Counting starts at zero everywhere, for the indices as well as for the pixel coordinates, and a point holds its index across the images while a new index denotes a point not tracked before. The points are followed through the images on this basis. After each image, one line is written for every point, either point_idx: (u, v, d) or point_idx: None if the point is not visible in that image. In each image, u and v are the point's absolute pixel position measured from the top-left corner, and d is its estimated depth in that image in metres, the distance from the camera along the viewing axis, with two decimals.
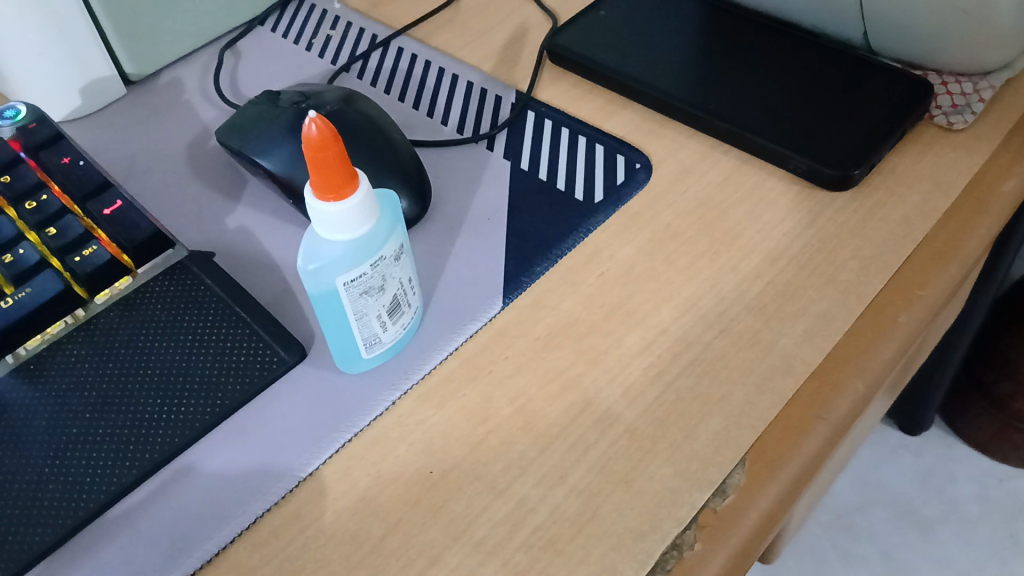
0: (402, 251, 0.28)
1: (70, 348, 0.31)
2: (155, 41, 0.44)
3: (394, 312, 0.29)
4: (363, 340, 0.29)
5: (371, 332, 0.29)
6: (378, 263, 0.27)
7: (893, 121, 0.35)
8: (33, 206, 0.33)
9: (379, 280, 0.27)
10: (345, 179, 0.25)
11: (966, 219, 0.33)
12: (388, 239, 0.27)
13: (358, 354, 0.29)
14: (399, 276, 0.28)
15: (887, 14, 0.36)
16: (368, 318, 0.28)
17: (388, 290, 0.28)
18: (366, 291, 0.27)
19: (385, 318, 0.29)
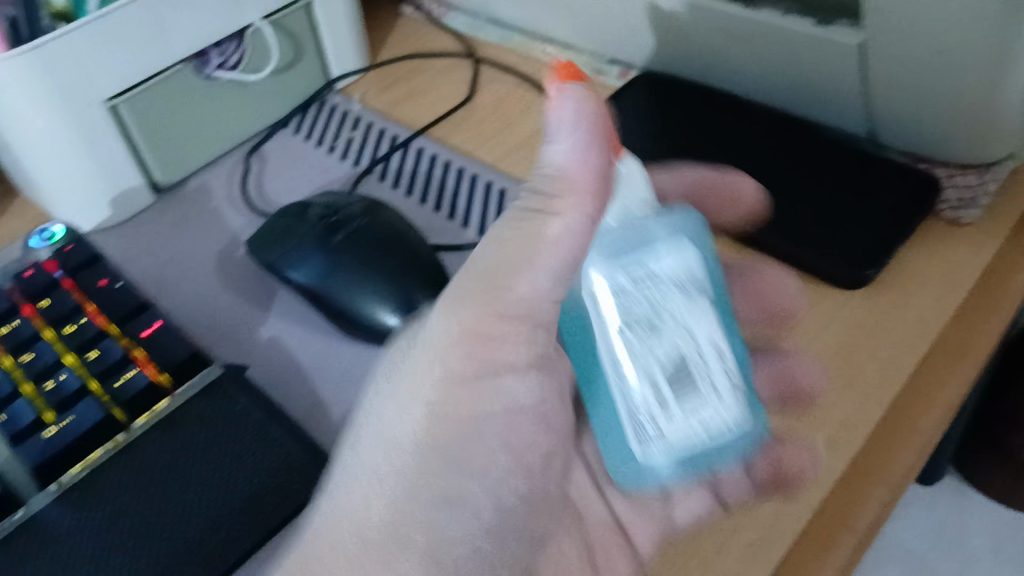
0: (675, 291, 0.25)
1: (112, 474, 0.32)
2: (179, 148, 0.45)
3: (674, 378, 0.25)
4: (665, 437, 0.26)
5: (643, 426, 0.26)
6: (647, 278, 0.25)
7: (903, 219, 0.36)
8: (72, 329, 0.34)
9: (635, 306, 0.25)
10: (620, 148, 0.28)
11: (978, 319, 0.34)
12: (637, 249, 0.26)
13: (635, 450, 0.27)
14: (628, 336, 0.25)
15: (895, 119, 0.37)
16: (630, 398, 0.26)
17: (637, 347, 0.25)
18: (646, 360, 0.25)
19: (662, 397, 0.25)
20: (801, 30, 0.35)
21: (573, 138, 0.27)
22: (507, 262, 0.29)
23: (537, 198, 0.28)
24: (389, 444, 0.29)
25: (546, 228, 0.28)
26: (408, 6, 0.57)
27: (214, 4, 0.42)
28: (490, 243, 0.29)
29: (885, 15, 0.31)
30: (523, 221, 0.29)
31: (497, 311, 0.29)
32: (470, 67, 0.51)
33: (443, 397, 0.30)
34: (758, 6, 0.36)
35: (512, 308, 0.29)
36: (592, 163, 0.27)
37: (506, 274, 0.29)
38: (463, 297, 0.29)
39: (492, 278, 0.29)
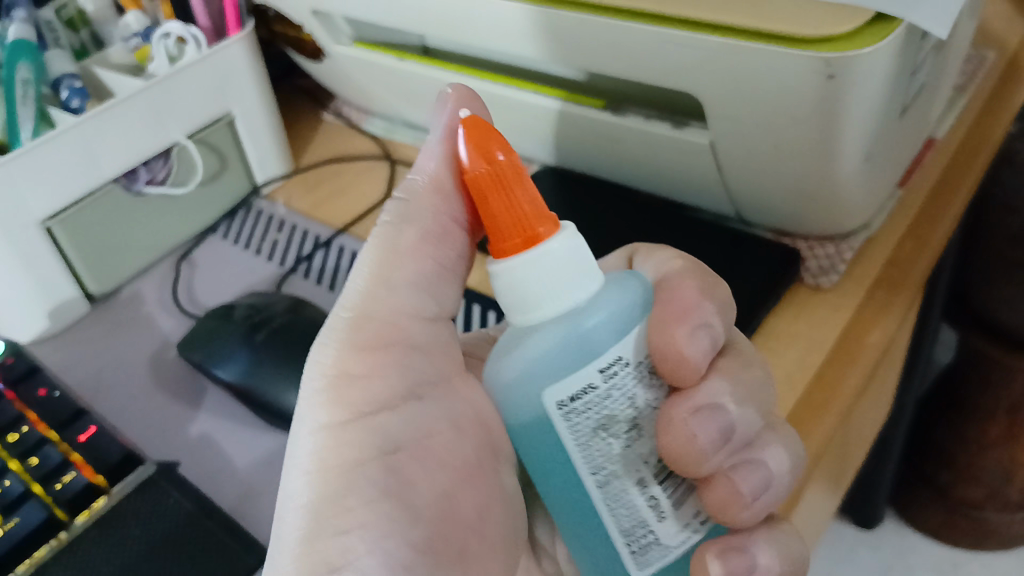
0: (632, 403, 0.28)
1: (55, 572, 0.34)
2: (113, 259, 0.48)
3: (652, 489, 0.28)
4: (660, 548, 0.29)
5: (647, 542, 0.28)
6: (618, 377, 0.27)
7: (767, 288, 0.41)
8: (15, 437, 0.37)
9: (610, 413, 0.27)
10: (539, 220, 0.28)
11: (838, 373, 0.38)
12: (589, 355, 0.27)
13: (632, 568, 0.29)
14: (609, 451, 0.27)
15: (755, 204, 0.42)
16: (626, 513, 0.28)
17: (622, 455, 0.28)
18: (637, 469, 0.28)
19: (655, 508, 0.28)
20: (660, 132, 0.40)
21: (437, 140, 0.32)
22: (368, 295, 0.31)
23: (399, 214, 0.32)
24: (283, 516, 0.28)
25: (403, 240, 0.31)
26: (329, 114, 0.61)
27: (140, 127, 0.46)
28: (355, 291, 0.31)
29: (722, 119, 0.37)
30: (394, 247, 0.31)
31: (366, 344, 0.30)
32: (386, 167, 0.56)
33: (327, 446, 0.29)
34: (623, 112, 0.42)
35: (386, 330, 0.30)
36: (451, 158, 0.32)
37: (369, 305, 0.31)
38: (341, 339, 0.30)
39: (358, 339, 0.30)
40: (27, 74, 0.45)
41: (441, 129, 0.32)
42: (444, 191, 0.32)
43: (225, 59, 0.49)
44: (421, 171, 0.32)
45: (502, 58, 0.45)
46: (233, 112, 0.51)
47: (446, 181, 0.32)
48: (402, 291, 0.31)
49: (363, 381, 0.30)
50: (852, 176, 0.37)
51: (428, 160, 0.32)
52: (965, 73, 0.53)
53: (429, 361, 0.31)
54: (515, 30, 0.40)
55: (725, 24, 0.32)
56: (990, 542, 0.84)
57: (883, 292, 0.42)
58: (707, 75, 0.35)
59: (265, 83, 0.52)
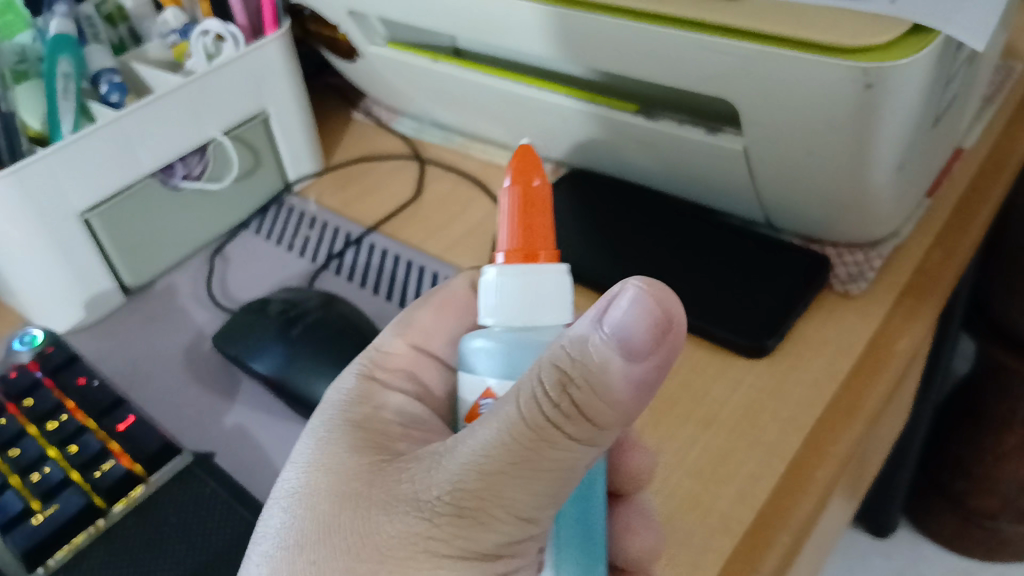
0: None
1: (94, 558, 0.35)
2: (148, 253, 0.49)
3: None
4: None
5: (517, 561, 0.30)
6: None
7: (798, 293, 0.41)
8: (54, 425, 0.38)
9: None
10: (548, 249, 0.29)
11: (866, 379, 0.38)
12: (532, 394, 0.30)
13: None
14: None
15: (786, 210, 0.42)
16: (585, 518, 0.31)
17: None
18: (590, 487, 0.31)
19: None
20: (694, 137, 0.41)
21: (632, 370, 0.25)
22: (519, 464, 0.25)
23: (563, 408, 0.25)
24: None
25: (556, 451, 0.25)
26: (359, 114, 0.62)
27: (178, 124, 0.47)
28: (497, 433, 0.25)
29: (757, 126, 0.37)
30: (545, 432, 0.25)
31: (497, 535, 0.26)
32: (416, 167, 0.56)
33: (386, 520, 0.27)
34: (656, 116, 0.42)
35: (512, 531, 0.26)
36: (629, 401, 0.26)
37: (513, 484, 0.26)
38: (467, 495, 0.26)
39: (485, 501, 0.26)
40: (68, 68, 0.46)
41: (637, 334, 0.25)
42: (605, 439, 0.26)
43: (262, 58, 0.50)
44: (583, 355, 0.25)
45: (536, 61, 0.45)
46: (268, 110, 0.52)
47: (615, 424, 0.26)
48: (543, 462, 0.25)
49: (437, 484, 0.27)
50: (884, 185, 0.37)
51: (619, 368, 0.25)
52: (995, 83, 0.53)
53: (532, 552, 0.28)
54: (548, 35, 0.41)
55: (766, 32, 0.33)
56: (1005, 553, 0.84)
57: (912, 300, 0.42)
58: (744, 82, 0.35)
59: (300, 81, 0.53)
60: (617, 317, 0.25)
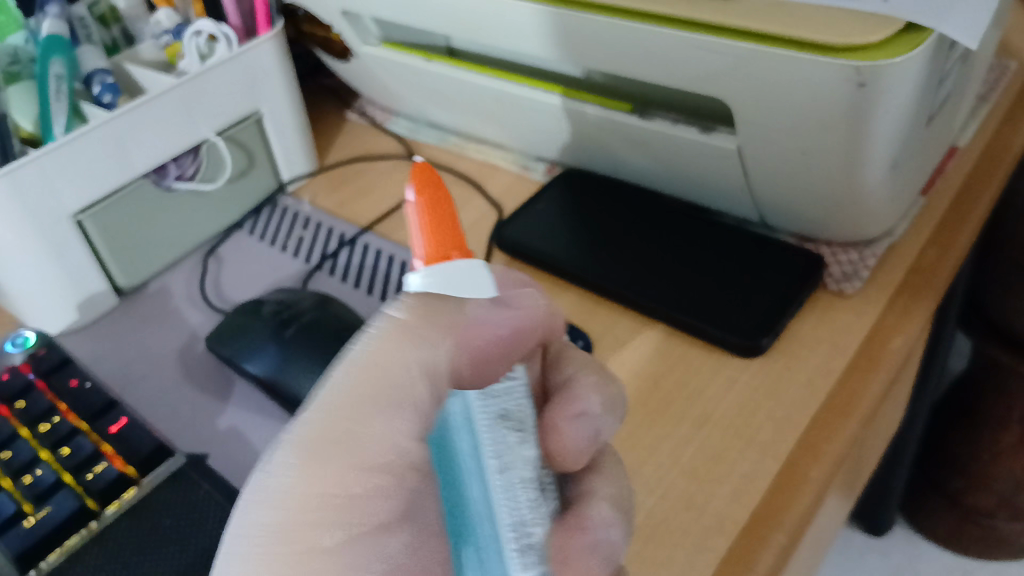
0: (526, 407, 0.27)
1: (87, 560, 0.34)
2: (141, 254, 0.49)
3: (535, 491, 0.25)
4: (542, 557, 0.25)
5: (526, 542, 0.24)
6: (516, 382, 0.27)
7: (793, 292, 0.41)
8: (47, 427, 0.38)
9: (508, 406, 0.26)
10: (461, 250, 0.27)
11: (861, 377, 0.38)
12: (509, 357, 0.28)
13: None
14: (531, 448, 0.26)
15: (780, 209, 0.42)
16: (517, 506, 0.24)
17: (521, 451, 0.25)
18: (523, 464, 0.25)
19: (534, 508, 0.25)
20: (688, 136, 0.41)
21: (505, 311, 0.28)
22: (358, 400, 0.24)
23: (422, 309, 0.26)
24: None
25: (419, 352, 0.25)
26: (353, 114, 0.62)
27: (171, 124, 0.47)
28: (345, 368, 0.25)
29: (751, 125, 0.37)
30: (413, 329, 0.25)
31: (357, 468, 0.23)
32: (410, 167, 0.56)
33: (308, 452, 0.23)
34: (650, 116, 0.42)
35: (372, 460, 0.23)
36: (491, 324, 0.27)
37: (363, 417, 0.24)
38: (310, 447, 0.23)
39: (335, 438, 0.23)
40: (60, 70, 0.46)
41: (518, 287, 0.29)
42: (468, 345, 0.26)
43: (255, 58, 0.50)
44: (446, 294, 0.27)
45: (531, 61, 0.45)
46: (261, 110, 0.52)
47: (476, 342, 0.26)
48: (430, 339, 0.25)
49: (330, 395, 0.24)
50: (878, 183, 0.37)
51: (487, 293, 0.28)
52: (988, 82, 0.53)
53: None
54: (543, 35, 0.40)
55: (761, 31, 0.33)
56: (1001, 551, 0.84)
57: (907, 298, 0.42)
58: (738, 81, 0.35)
59: (294, 82, 0.53)
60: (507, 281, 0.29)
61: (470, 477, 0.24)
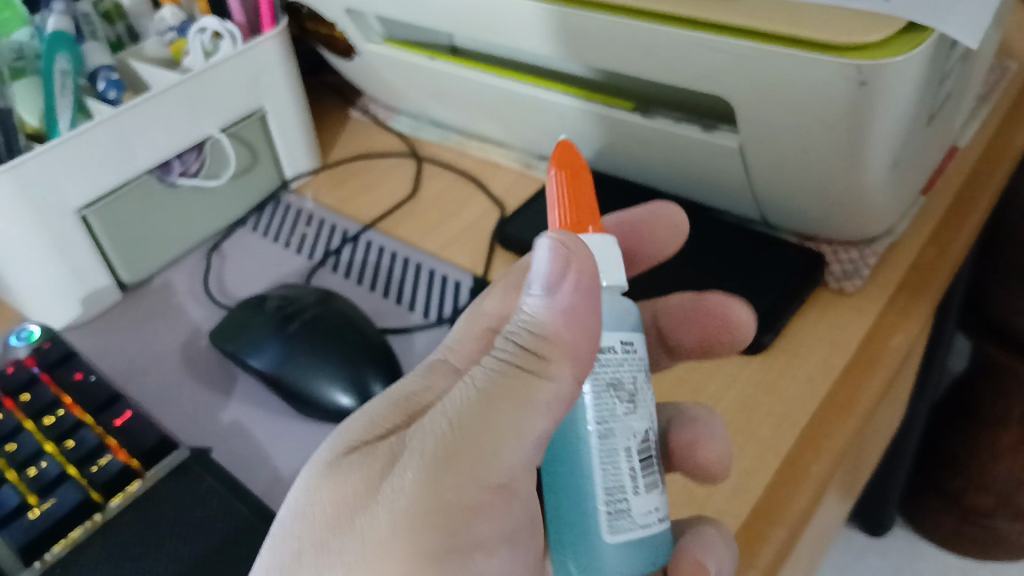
0: (644, 375, 0.29)
1: (91, 552, 0.35)
2: (144, 249, 0.49)
3: (643, 461, 0.28)
4: (637, 521, 0.27)
5: (620, 510, 0.27)
6: (631, 350, 0.28)
7: (793, 290, 0.41)
8: (51, 420, 0.38)
9: (622, 377, 0.28)
10: (596, 223, 0.30)
11: (861, 375, 0.39)
12: (618, 325, 0.28)
13: (603, 536, 0.27)
14: (640, 419, 0.28)
15: (781, 207, 0.42)
16: (616, 475, 0.27)
17: (626, 422, 0.27)
18: (629, 436, 0.27)
19: (637, 476, 0.27)
20: (689, 134, 0.41)
21: (570, 289, 0.27)
22: (487, 423, 0.26)
23: (527, 353, 0.27)
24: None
25: (538, 390, 0.26)
26: (356, 112, 0.62)
27: (175, 121, 0.47)
28: (466, 403, 0.27)
29: (753, 124, 0.37)
30: (514, 375, 0.27)
31: (477, 483, 0.26)
32: (413, 165, 0.56)
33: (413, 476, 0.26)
34: (652, 114, 0.43)
35: (494, 475, 0.26)
36: (580, 322, 0.27)
37: (489, 438, 0.26)
38: (443, 460, 0.26)
39: (443, 458, 0.26)
40: (65, 65, 0.46)
41: (545, 268, 0.27)
42: (583, 360, 0.26)
43: (259, 56, 0.50)
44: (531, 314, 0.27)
45: (534, 59, 0.46)
46: (265, 107, 0.52)
47: (588, 351, 0.27)
48: (533, 391, 0.26)
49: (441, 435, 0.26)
50: (878, 182, 0.37)
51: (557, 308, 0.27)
52: (989, 83, 0.53)
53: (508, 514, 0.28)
54: (545, 33, 0.41)
55: (761, 29, 0.33)
56: (1000, 552, 0.84)
57: (907, 297, 0.42)
58: (739, 80, 0.35)
59: (297, 79, 0.53)
60: (536, 268, 0.27)
61: (576, 445, 0.27)
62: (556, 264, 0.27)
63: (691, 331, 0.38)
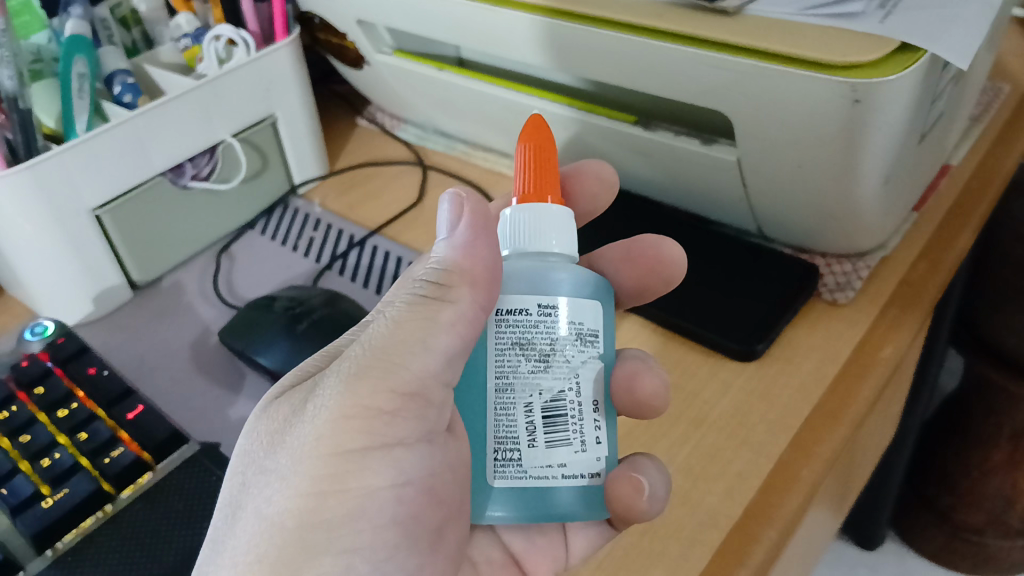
0: (570, 339, 0.29)
1: (103, 541, 0.36)
2: (154, 249, 0.50)
3: (547, 420, 0.29)
4: (528, 472, 0.28)
5: (507, 459, 0.28)
6: (554, 315, 0.29)
7: (788, 299, 0.43)
8: (65, 413, 0.39)
9: (533, 338, 0.29)
10: (556, 194, 0.32)
11: (852, 383, 0.40)
12: (535, 290, 0.29)
13: (488, 479, 0.29)
14: (550, 378, 0.29)
15: (776, 220, 0.44)
16: (508, 427, 0.29)
17: (528, 378, 0.29)
18: (532, 392, 0.29)
19: (534, 430, 0.29)
20: (689, 147, 0.42)
21: (466, 229, 0.31)
22: (398, 341, 0.30)
23: (433, 287, 0.30)
24: (270, 525, 0.28)
25: (441, 313, 0.29)
26: (363, 120, 0.64)
27: (190, 124, 0.48)
28: (382, 329, 0.30)
29: (750, 139, 0.39)
30: (420, 307, 0.30)
31: (392, 390, 0.29)
32: (419, 172, 0.58)
33: (335, 399, 0.29)
34: (654, 128, 0.44)
35: (405, 384, 0.29)
36: (475, 253, 0.30)
37: (400, 351, 0.29)
38: (358, 374, 0.29)
39: (359, 376, 0.29)
40: (83, 68, 0.47)
41: (447, 215, 0.31)
42: (478, 282, 0.29)
43: (271, 64, 0.51)
44: (439, 256, 0.31)
45: (540, 72, 0.47)
46: (276, 114, 0.53)
47: (485, 277, 0.29)
48: (436, 316, 0.30)
49: (355, 363, 0.30)
50: (872, 198, 0.39)
51: (456, 248, 0.30)
52: (982, 104, 0.55)
53: (430, 422, 0.30)
54: (551, 48, 0.42)
55: (761, 48, 0.34)
56: (990, 568, 0.85)
57: (897, 309, 0.43)
58: (738, 96, 0.37)
59: (307, 88, 0.55)
60: (443, 219, 0.32)
61: (480, 394, 0.29)
62: (453, 208, 0.31)
63: (635, 270, 0.41)
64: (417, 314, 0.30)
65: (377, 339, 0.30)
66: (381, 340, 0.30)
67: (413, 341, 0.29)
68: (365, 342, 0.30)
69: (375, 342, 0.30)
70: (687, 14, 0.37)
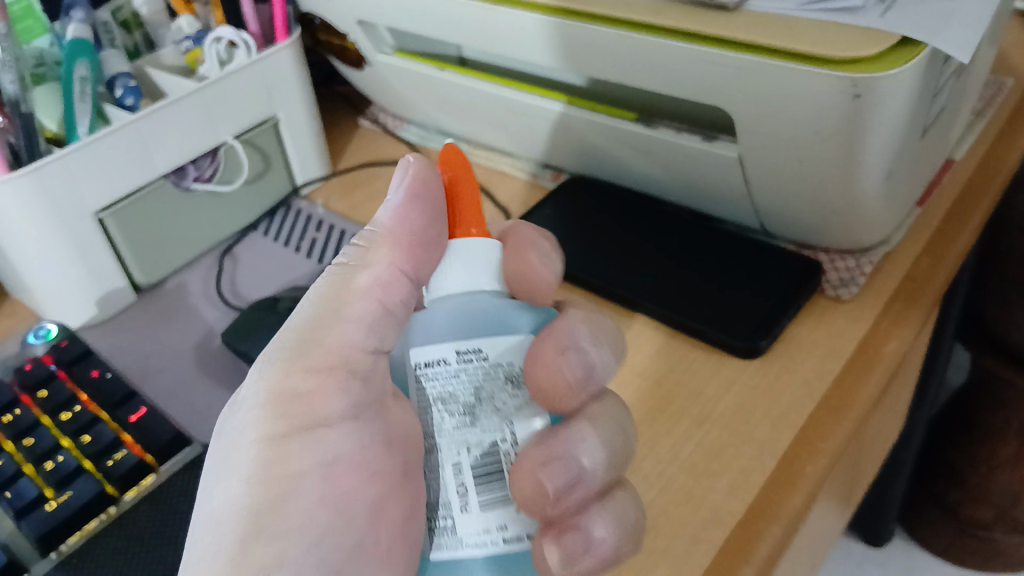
0: (497, 386, 0.29)
1: (108, 543, 0.36)
2: (158, 252, 0.50)
3: (482, 478, 0.28)
4: (466, 541, 0.28)
5: (443, 527, 0.28)
6: (475, 359, 0.29)
7: (792, 296, 0.42)
8: (69, 416, 0.39)
9: (454, 390, 0.29)
10: (478, 226, 0.32)
11: (856, 379, 0.40)
12: (457, 336, 0.30)
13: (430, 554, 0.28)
14: (477, 433, 0.28)
15: (778, 216, 0.44)
16: (440, 493, 0.28)
17: (454, 434, 0.28)
18: (459, 450, 0.28)
19: (467, 493, 0.28)
20: (690, 144, 0.42)
21: (403, 195, 0.33)
22: (319, 322, 0.33)
23: (366, 254, 0.34)
24: (215, 522, 0.29)
25: (358, 280, 0.33)
26: (365, 120, 0.64)
27: (192, 128, 0.48)
28: (316, 293, 0.34)
29: (751, 135, 0.39)
30: (350, 275, 0.34)
31: (305, 370, 0.31)
32: None
33: (272, 384, 0.31)
34: (655, 125, 0.44)
35: (320, 361, 0.32)
36: (405, 221, 0.33)
37: (318, 329, 0.32)
38: (287, 354, 0.32)
39: (290, 353, 0.32)
40: (85, 72, 0.47)
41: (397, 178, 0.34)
42: (397, 257, 0.33)
43: (272, 66, 0.51)
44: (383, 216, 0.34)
45: (542, 70, 0.47)
46: (278, 115, 0.54)
47: (403, 249, 0.33)
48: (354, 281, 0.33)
49: (289, 329, 0.33)
50: (873, 193, 0.39)
51: (393, 212, 0.33)
52: (986, 98, 0.54)
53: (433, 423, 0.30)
54: (552, 46, 0.42)
55: (763, 44, 0.34)
56: (999, 563, 0.85)
57: (901, 304, 0.43)
58: (739, 92, 0.36)
59: (309, 89, 0.55)
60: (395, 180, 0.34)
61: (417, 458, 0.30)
62: (402, 173, 0.34)
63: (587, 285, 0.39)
64: (349, 277, 0.34)
65: (308, 309, 0.33)
66: (312, 315, 0.33)
67: (337, 307, 0.33)
68: (300, 306, 0.34)
69: (306, 325, 0.33)
70: (685, 11, 0.37)
